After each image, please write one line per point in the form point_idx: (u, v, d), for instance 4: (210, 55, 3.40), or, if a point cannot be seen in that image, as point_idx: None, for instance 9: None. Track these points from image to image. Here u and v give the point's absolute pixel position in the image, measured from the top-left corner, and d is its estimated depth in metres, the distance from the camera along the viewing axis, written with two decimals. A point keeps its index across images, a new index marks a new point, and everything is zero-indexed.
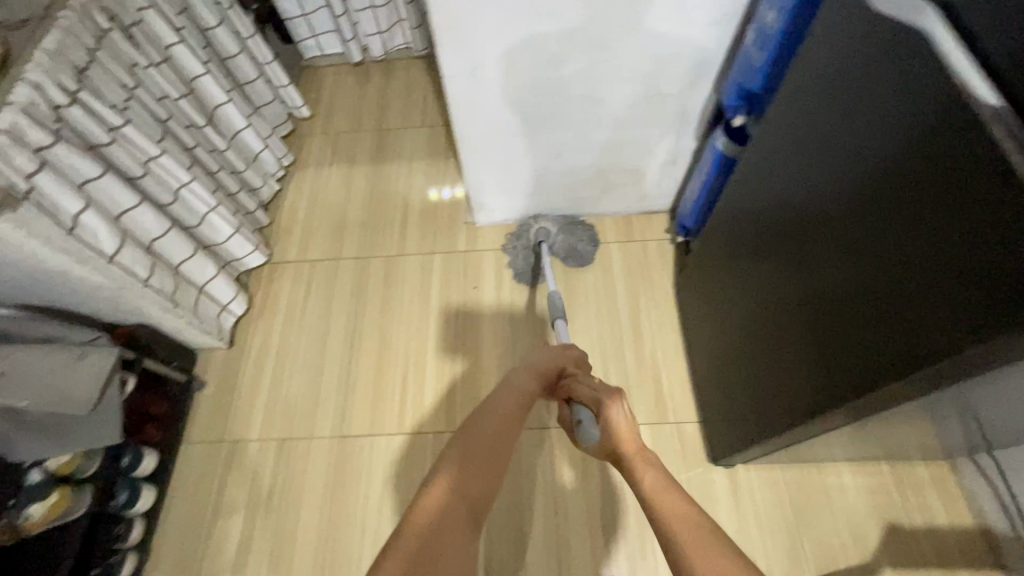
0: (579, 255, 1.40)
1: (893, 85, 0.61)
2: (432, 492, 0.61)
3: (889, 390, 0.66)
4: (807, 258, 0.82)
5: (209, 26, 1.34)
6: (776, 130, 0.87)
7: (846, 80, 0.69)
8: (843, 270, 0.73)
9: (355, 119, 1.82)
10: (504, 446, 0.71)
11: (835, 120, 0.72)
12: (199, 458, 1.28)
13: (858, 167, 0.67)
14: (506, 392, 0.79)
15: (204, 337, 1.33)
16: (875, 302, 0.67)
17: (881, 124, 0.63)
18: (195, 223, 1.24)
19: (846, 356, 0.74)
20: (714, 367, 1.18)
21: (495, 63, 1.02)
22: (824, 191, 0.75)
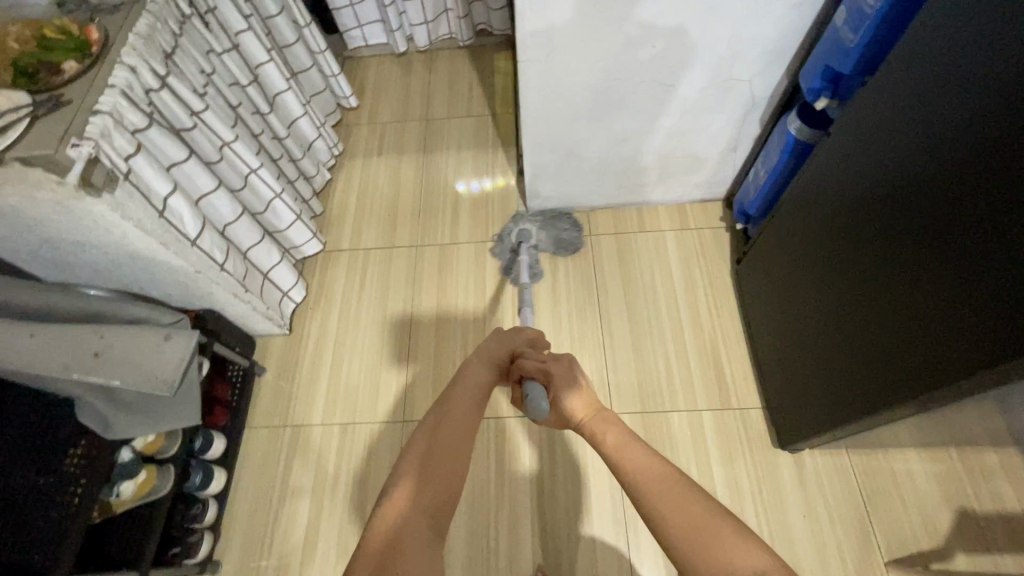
0: (568, 243, 1.45)
1: (1004, 72, 0.62)
2: (386, 510, 0.56)
3: (966, 373, 0.68)
4: (881, 246, 0.83)
5: (270, 14, 1.35)
6: (857, 117, 0.88)
7: (947, 66, 0.70)
8: (920, 258, 0.75)
9: (401, 109, 1.83)
10: (460, 440, 0.65)
11: (927, 108, 0.73)
12: (264, 442, 1.29)
13: (954, 154, 0.68)
14: (458, 382, 0.75)
15: (266, 323, 1.35)
16: (958, 287, 0.69)
17: (986, 110, 0.64)
18: (260, 210, 1.25)
19: (919, 342, 0.76)
20: (777, 353, 1.18)
21: (573, 47, 1.03)
22: (907, 179, 0.76)
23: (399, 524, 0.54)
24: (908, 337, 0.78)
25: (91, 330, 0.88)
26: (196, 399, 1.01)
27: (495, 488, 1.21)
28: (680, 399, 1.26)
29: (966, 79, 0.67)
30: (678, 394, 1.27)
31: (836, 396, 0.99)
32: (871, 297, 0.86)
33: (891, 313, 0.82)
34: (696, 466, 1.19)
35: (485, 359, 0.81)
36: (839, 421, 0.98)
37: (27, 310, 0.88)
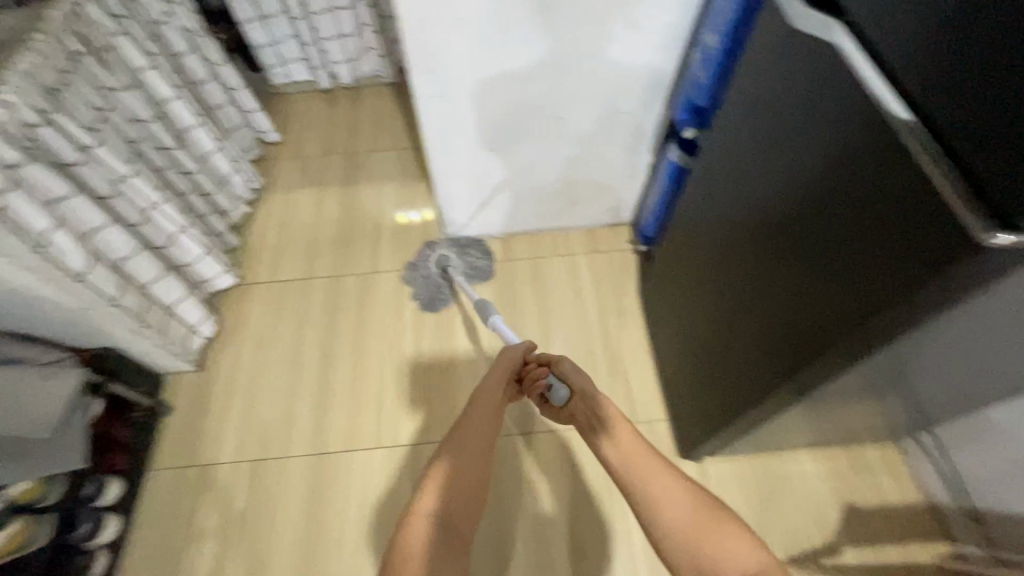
0: (480, 270, 1.49)
1: (819, 96, 0.66)
2: (419, 513, 0.72)
3: (816, 368, 0.72)
4: (763, 260, 0.84)
5: (180, 52, 1.38)
6: (723, 136, 0.94)
7: (778, 86, 0.75)
8: (778, 260, 0.79)
9: (325, 143, 1.86)
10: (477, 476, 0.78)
11: (769, 123, 0.78)
12: (167, 484, 1.24)
13: (800, 176, 0.71)
14: (471, 417, 0.84)
15: (172, 360, 1.31)
16: (803, 287, 0.73)
17: (807, 124, 0.69)
18: (164, 244, 1.23)
19: (783, 340, 0.80)
20: (679, 366, 1.24)
21: (464, 84, 1.11)
22: (763, 188, 0.81)
23: (431, 526, 0.70)
24: (787, 351, 0.79)
25: None
26: (82, 440, 0.97)
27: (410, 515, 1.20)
28: None
29: (793, 98, 0.71)
30: None
31: (726, 404, 1.04)
32: (758, 311, 0.87)
33: (773, 328, 0.82)
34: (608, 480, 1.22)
35: (500, 375, 0.93)
36: (732, 428, 1.03)
37: None
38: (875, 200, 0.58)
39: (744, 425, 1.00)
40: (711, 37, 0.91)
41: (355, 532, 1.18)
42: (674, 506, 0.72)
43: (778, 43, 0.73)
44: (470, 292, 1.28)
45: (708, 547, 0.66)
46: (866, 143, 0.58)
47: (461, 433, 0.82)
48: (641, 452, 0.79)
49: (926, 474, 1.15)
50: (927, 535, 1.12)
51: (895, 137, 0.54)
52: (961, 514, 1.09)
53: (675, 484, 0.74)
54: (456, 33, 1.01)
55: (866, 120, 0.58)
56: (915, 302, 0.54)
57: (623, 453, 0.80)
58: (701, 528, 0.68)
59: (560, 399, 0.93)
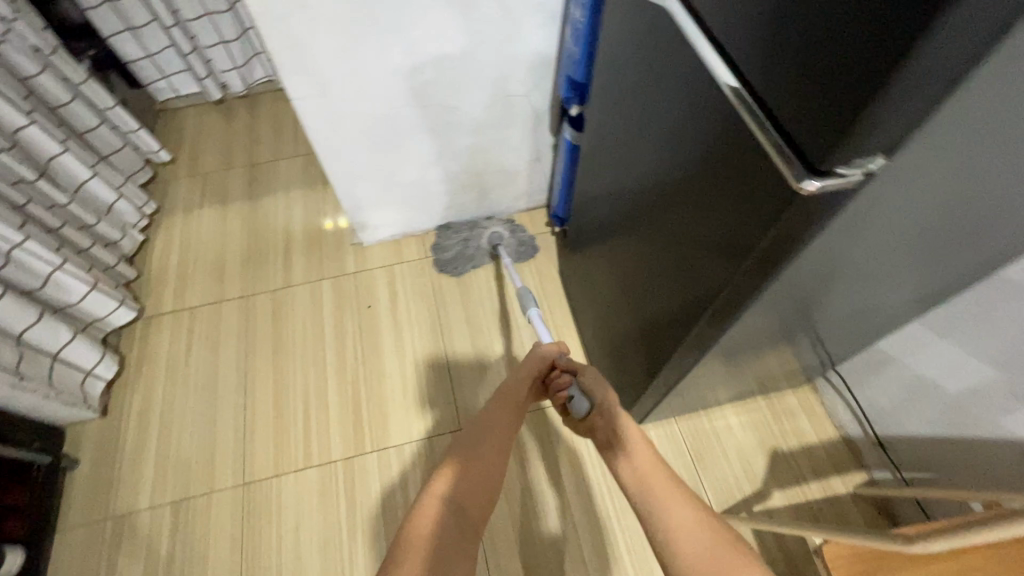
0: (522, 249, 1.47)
1: (666, 63, 0.66)
2: (432, 495, 0.63)
3: (703, 329, 0.74)
4: (651, 227, 0.83)
5: (31, 75, 1.25)
6: (601, 110, 0.94)
7: (635, 56, 0.75)
8: (660, 228, 0.80)
9: (223, 157, 1.75)
10: (489, 485, 0.67)
11: (633, 93, 0.78)
12: (81, 542, 1.15)
13: (662, 143, 0.72)
14: (486, 426, 0.74)
15: (69, 410, 1.21)
16: (682, 253, 0.74)
17: (660, 91, 0.69)
18: (38, 286, 1.13)
19: (674, 306, 0.82)
20: (600, 341, 1.25)
21: (342, 83, 1.05)
22: (639, 158, 0.81)
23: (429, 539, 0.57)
24: (684, 314, 0.79)
25: None
26: None
27: (350, 531, 1.16)
28: None
29: (648, 66, 0.72)
30: None
31: (641, 370, 1.06)
32: (654, 278, 0.87)
33: (669, 292, 0.83)
34: None
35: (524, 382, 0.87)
36: (651, 393, 1.06)
37: None
38: (721, 163, 0.59)
39: (659, 389, 1.02)
40: (577, 12, 0.91)
41: (292, 558, 1.14)
42: (694, 537, 0.57)
43: (633, 8, 0.73)
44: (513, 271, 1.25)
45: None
46: (706, 106, 0.59)
47: (479, 442, 0.71)
48: (658, 472, 0.66)
49: (837, 411, 1.22)
50: (844, 467, 1.19)
51: (725, 100, 0.55)
52: (870, 443, 1.16)
53: (697, 515, 0.60)
54: (322, 30, 0.94)
55: (703, 84, 0.59)
56: (764, 257, 0.56)
57: (638, 473, 0.67)
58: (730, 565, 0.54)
59: (585, 412, 0.83)
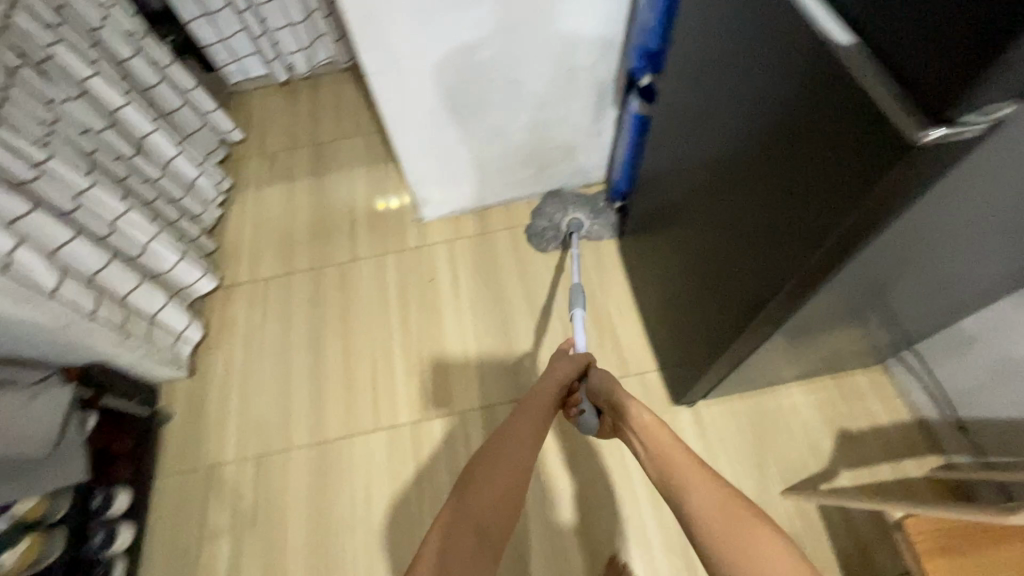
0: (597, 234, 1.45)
1: (755, 30, 0.66)
2: (440, 523, 0.67)
3: (778, 303, 0.74)
4: (731, 195, 0.81)
5: (125, 57, 1.34)
6: (677, 84, 0.94)
7: (720, 24, 0.75)
8: (736, 203, 0.80)
9: (290, 137, 1.83)
10: (512, 481, 0.73)
11: (715, 64, 0.78)
12: (176, 489, 1.26)
13: (745, 113, 0.72)
14: (513, 427, 0.81)
15: (162, 369, 1.31)
16: (760, 226, 0.74)
17: (747, 60, 0.69)
18: (136, 253, 1.23)
19: (747, 281, 0.81)
20: (662, 317, 1.25)
21: (414, 57, 1.08)
22: (717, 131, 0.81)
23: (448, 533, 0.65)
24: (762, 283, 0.78)
25: None
26: (79, 455, 1.00)
27: (416, 491, 1.22)
28: None
29: (734, 36, 0.71)
30: None
31: (706, 345, 1.06)
32: (731, 247, 0.85)
33: (746, 263, 0.81)
34: None
35: (553, 383, 0.92)
36: (715, 369, 1.05)
37: None
38: (811, 130, 0.58)
39: (725, 366, 1.02)
40: None
41: (365, 513, 1.21)
42: (711, 504, 0.66)
43: None
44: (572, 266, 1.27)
45: (748, 546, 0.60)
46: (796, 72, 0.59)
47: (503, 441, 0.79)
48: (676, 451, 0.75)
49: (912, 392, 1.17)
50: (918, 450, 1.15)
51: (820, 65, 0.55)
52: (947, 425, 1.12)
53: (714, 485, 0.69)
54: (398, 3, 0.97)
55: (794, 49, 0.58)
56: (854, 225, 0.56)
57: (660, 456, 0.76)
58: (726, 516, 0.64)
59: (591, 427, 0.98)
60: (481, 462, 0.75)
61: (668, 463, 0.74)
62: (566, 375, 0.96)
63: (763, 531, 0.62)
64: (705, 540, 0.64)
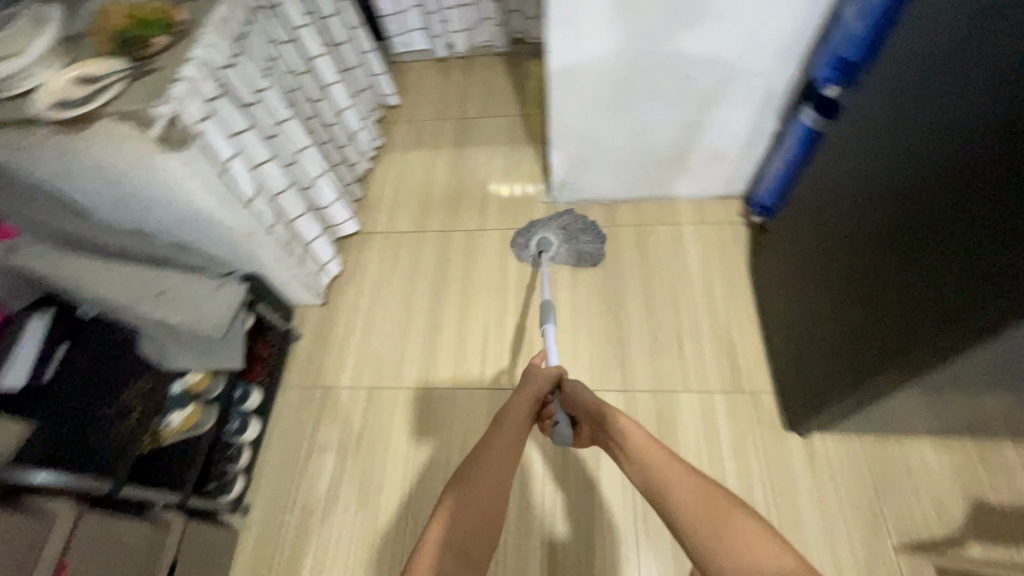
0: (589, 256, 1.44)
1: (989, 64, 0.68)
2: (428, 543, 0.67)
3: (952, 339, 0.73)
4: (905, 228, 0.81)
5: (326, 14, 1.50)
6: (858, 112, 0.95)
7: (939, 57, 0.76)
8: (911, 236, 0.80)
9: (439, 109, 1.95)
10: (492, 489, 0.74)
11: (920, 95, 0.80)
12: (296, 401, 1.38)
13: (950, 146, 0.73)
14: (493, 438, 0.82)
15: (304, 292, 1.45)
16: (944, 260, 0.74)
17: (969, 93, 0.70)
18: (307, 186, 1.37)
19: (911, 316, 0.81)
20: (788, 339, 1.21)
21: (596, 40, 1.12)
22: (902, 162, 0.82)
23: (442, 552, 0.66)
24: (914, 308, 0.80)
25: (155, 274, 0.99)
26: (239, 345, 1.12)
27: None
28: (694, 380, 1.29)
29: (955, 68, 0.73)
30: (692, 377, 1.29)
31: (832, 378, 1.03)
32: (883, 267, 0.87)
33: (904, 292, 0.82)
34: (707, 446, 1.21)
35: (528, 396, 0.92)
36: (843, 403, 1.01)
37: (102, 252, 0.98)
38: None
39: (851, 404, 0.99)
40: None
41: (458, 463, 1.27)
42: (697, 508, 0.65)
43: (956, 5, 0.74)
44: (545, 283, 1.27)
45: (734, 544, 0.60)
46: None
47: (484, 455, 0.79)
48: (660, 457, 0.75)
49: None
50: None
51: None
52: None
53: (697, 483, 0.69)
54: None
55: None
56: None
57: (640, 463, 0.76)
58: (714, 518, 0.63)
59: (567, 437, 0.98)
60: (464, 474, 0.76)
61: (654, 471, 0.73)
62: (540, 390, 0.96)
63: (749, 527, 0.61)
64: (697, 539, 0.63)
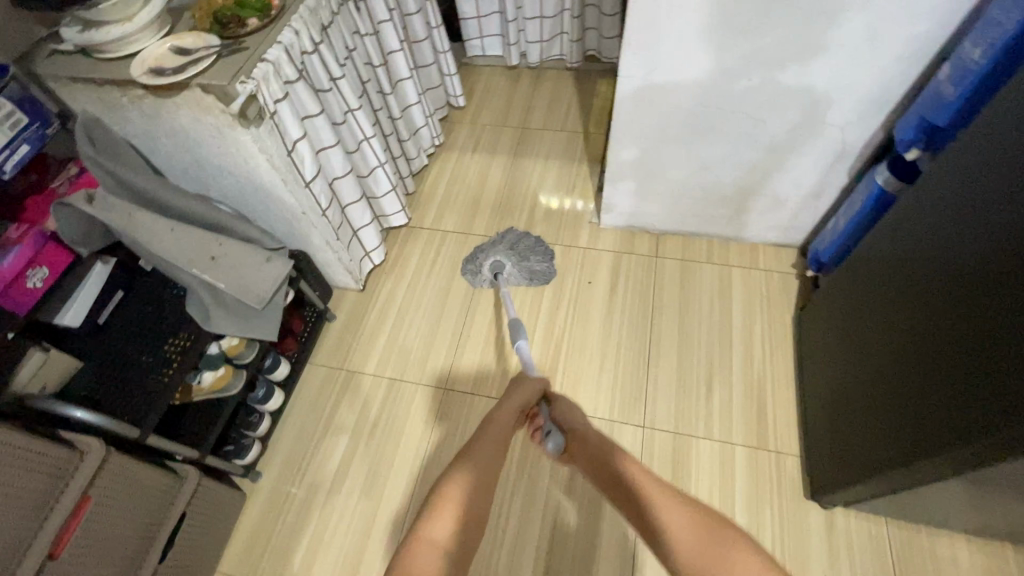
0: (540, 275, 1.48)
1: None
2: (430, 534, 0.74)
3: (982, 444, 0.71)
4: (949, 320, 0.80)
5: (409, 11, 1.54)
6: (920, 192, 0.93)
7: (1001, 153, 0.74)
8: (953, 330, 0.79)
9: (502, 115, 1.97)
10: (484, 495, 0.82)
11: (978, 189, 0.78)
12: (320, 378, 1.42)
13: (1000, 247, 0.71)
14: (487, 445, 0.90)
15: (345, 275, 1.49)
16: (982, 361, 0.73)
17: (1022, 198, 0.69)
18: (365, 174, 1.41)
19: (944, 411, 0.79)
20: (823, 405, 1.15)
21: (670, 70, 1.11)
22: (954, 253, 0.81)
23: (444, 554, 0.71)
24: (962, 392, 0.76)
25: (215, 239, 1.05)
26: (277, 317, 1.15)
27: (517, 468, 1.26)
28: (716, 429, 1.24)
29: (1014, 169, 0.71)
30: (716, 424, 1.25)
31: (857, 456, 1.01)
32: (935, 345, 0.83)
33: (940, 386, 0.80)
34: (720, 499, 1.16)
35: (520, 402, 1.01)
36: (869, 485, 0.97)
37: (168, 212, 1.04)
38: None
39: (875, 488, 0.96)
40: (975, 52, 0.83)
41: None
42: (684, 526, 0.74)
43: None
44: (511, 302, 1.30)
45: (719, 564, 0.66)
46: None
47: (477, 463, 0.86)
48: (648, 482, 0.83)
49: None
50: None
51: None
52: None
53: (682, 510, 0.76)
54: (680, 16, 1.01)
55: None
56: None
57: (630, 485, 0.84)
58: (703, 538, 0.71)
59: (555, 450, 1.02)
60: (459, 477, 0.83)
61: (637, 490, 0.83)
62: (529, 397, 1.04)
63: (737, 547, 0.67)
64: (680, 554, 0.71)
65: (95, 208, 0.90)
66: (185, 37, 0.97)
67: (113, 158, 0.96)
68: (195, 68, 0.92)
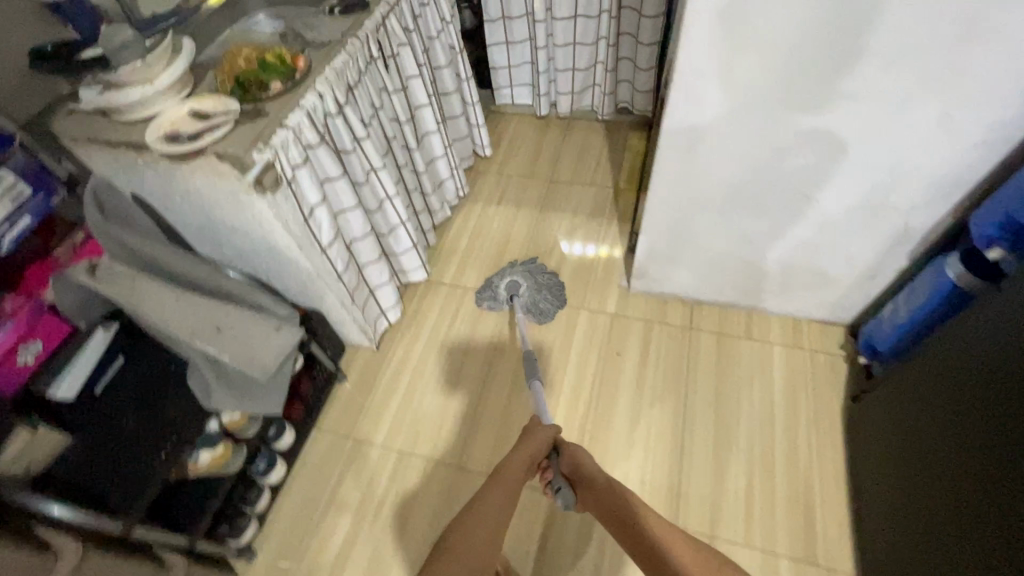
0: (541, 311, 1.48)
1: None
2: None
3: None
4: None
5: (439, 65, 1.50)
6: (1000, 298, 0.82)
7: None
8: None
9: (530, 166, 1.91)
10: (489, 556, 0.71)
11: None
12: (326, 447, 1.33)
13: None
14: (494, 498, 0.79)
15: (359, 334, 1.42)
16: None
17: None
18: (385, 232, 1.35)
19: None
20: (882, 518, 1.02)
21: (715, 144, 1.03)
22: None
23: None
24: None
25: (222, 309, 0.99)
26: (283, 388, 1.08)
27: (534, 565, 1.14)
28: (758, 535, 1.11)
29: None
30: (758, 530, 1.12)
31: None
32: None
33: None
34: None
35: (525, 456, 0.88)
36: None
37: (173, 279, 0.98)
38: None
39: None
40: None
41: None
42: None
43: None
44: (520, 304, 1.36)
45: None
46: None
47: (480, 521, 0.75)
48: (680, 545, 0.73)
49: None
50: None
51: None
52: None
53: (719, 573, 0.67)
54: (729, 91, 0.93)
55: None
56: None
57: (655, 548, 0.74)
58: None
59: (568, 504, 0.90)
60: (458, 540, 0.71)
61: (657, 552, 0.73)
62: (539, 452, 0.91)
63: None
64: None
65: (96, 281, 0.85)
66: (205, 101, 0.92)
67: (120, 224, 0.91)
68: (212, 136, 0.87)
